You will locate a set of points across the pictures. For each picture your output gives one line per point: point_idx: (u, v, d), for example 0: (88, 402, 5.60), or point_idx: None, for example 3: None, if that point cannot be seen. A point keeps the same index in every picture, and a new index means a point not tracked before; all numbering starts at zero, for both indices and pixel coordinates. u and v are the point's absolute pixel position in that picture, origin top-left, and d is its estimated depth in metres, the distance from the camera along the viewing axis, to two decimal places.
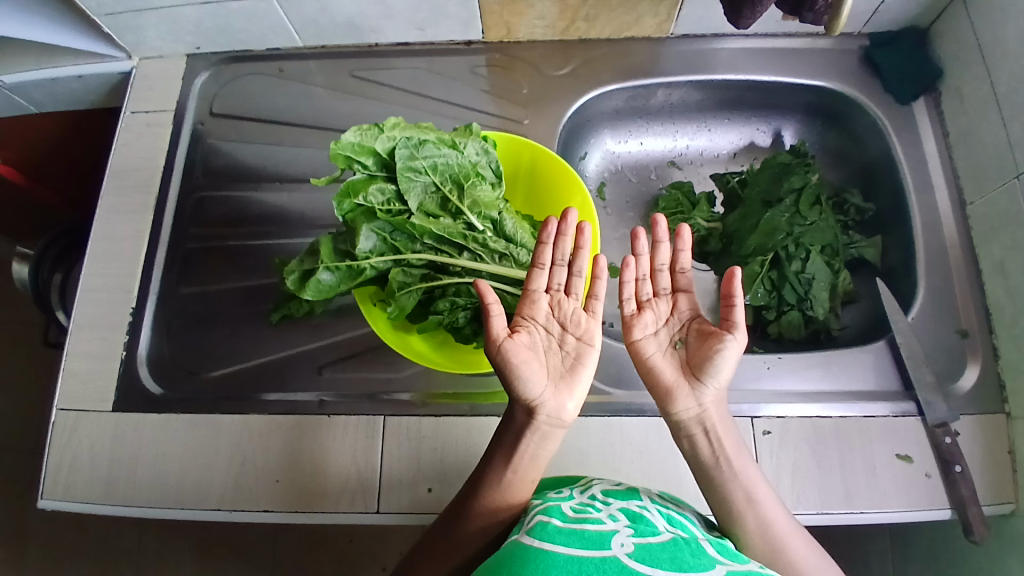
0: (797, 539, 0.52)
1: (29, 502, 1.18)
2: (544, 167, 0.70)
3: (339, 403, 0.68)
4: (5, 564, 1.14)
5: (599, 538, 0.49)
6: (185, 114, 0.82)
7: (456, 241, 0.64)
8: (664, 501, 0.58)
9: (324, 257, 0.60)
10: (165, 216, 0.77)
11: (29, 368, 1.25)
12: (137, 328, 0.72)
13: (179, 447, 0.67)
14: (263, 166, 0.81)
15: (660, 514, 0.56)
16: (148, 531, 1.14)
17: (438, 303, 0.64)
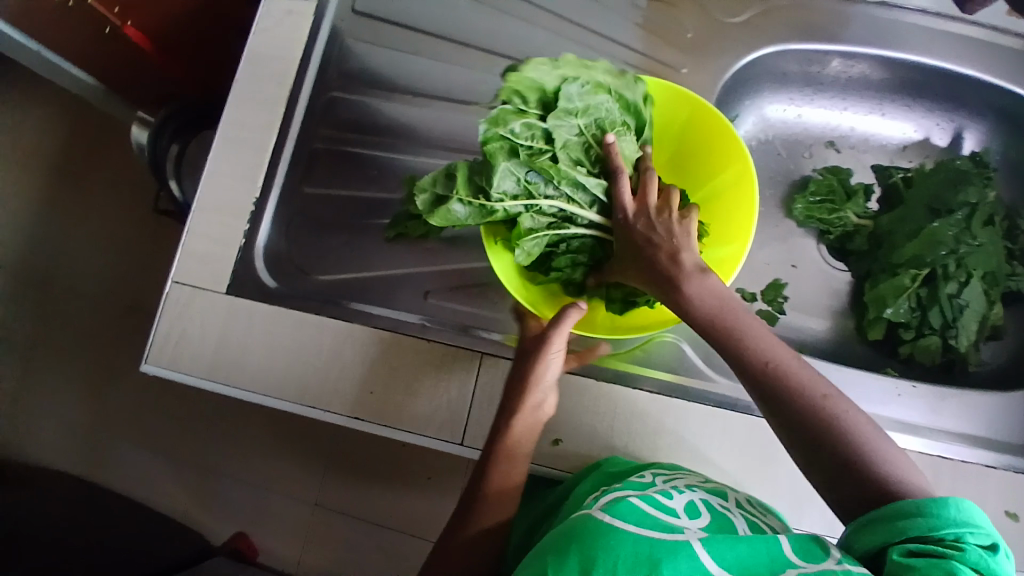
0: (880, 454, 0.45)
1: (125, 349, 1.29)
2: (699, 130, 0.66)
3: (440, 330, 0.68)
4: (103, 397, 1.28)
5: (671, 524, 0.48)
6: (328, 5, 0.78)
7: (595, 196, 0.61)
8: (751, 511, 0.56)
9: (460, 188, 0.58)
10: (297, 111, 0.76)
11: (136, 227, 1.33)
12: (259, 218, 0.73)
13: (283, 340, 0.69)
14: (396, 75, 0.78)
15: (744, 520, 0.54)
16: (224, 397, 1.24)
17: (558, 257, 0.62)
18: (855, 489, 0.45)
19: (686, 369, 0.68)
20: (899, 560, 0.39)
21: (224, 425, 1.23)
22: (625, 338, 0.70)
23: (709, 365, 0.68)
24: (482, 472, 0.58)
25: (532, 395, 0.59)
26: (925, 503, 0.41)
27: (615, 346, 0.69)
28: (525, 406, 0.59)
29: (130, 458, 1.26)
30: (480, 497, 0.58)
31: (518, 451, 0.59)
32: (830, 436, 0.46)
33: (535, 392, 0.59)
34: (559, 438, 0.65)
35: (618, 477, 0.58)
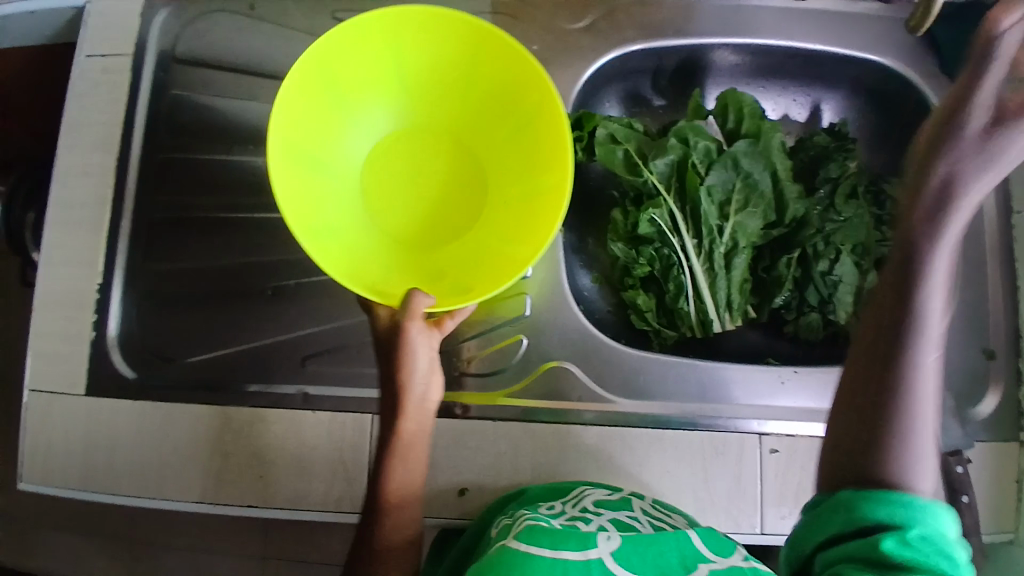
0: None
1: None
2: (487, 67, 0.59)
3: (326, 398, 0.64)
4: None
5: (586, 537, 0.48)
6: (146, 58, 0.70)
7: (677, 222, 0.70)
8: (655, 513, 0.57)
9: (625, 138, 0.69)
10: (128, 178, 0.68)
11: None
12: (105, 307, 0.66)
13: (158, 436, 0.64)
14: (237, 124, 0.71)
15: (652, 525, 0.55)
16: None
17: (641, 263, 0.70)
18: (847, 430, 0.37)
19: (581, 395, 0.67)
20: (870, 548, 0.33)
21: None
22: (516, 373, 0.67)
23: (602, 385, 0.67)
24: (378, 512, 0.56)
25: (411, 407, 0.56)
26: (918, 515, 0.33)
27: (508, 383, 0.67)
28: (411, 422, 0.56)
29: None
30: (381, 540, 0.55)
31: (406, 480, 0.56)
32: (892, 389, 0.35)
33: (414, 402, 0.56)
34: (465, 487, 0.65)
35: (527, 505, 0.59)
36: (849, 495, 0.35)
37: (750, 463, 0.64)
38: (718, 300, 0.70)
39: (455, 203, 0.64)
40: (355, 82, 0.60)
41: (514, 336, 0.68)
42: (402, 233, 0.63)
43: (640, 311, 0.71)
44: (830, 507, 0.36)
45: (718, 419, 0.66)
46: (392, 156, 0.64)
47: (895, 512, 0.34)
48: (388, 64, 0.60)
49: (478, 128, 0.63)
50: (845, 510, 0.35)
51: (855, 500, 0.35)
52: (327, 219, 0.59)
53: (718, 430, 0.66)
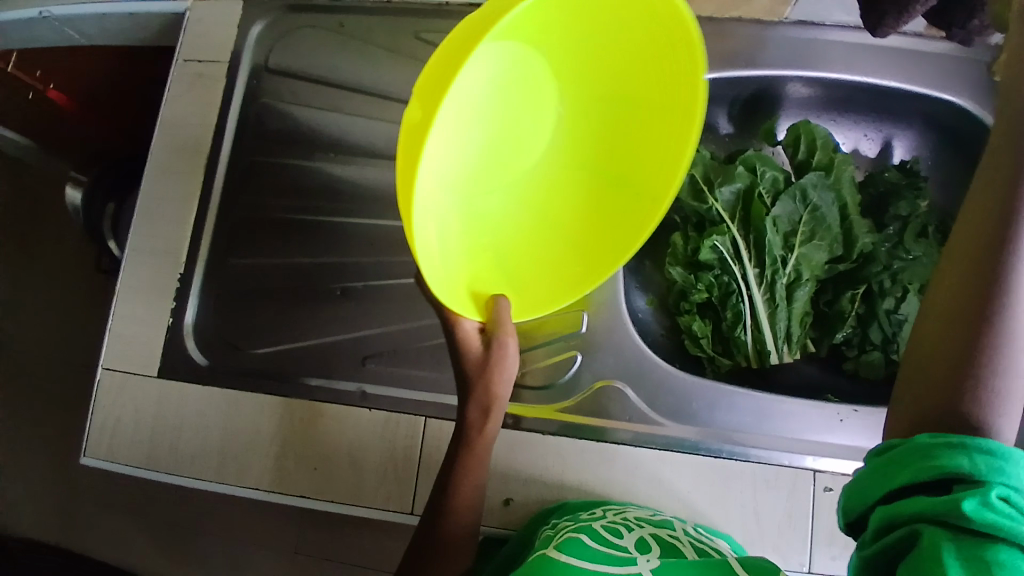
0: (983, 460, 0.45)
1: None
2: (658, 63, 0.50)
3: (381, 397, 0.66)
4: None
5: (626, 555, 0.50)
6: (240, 67, 0.75)
7: (740, 250, 0.70)
8: (697, 535, 0.59)
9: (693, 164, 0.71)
10: (215, 177, 0.73)
11: None
12: (184, 295, 0.71)
13: (221, 421, 0.67)
14: (315, 132, 0.75)
15: (693, 545, 0.56)
16: None
17: (699, 288, 0.70)
18: (931, 364, 0.36)
19: (626, 414, 0.67)
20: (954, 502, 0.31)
21: None
22: (567, 388, 0.68)
23: (652, 407, 0.67)
24: (433, 521, 0.54)
25: (479, 422, 0.55)
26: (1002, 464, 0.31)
27: (558, 397, 0.68)
28: (478, 439, 0.55)
29: None
30: (431, 551, 0.53)
31: (465, 496, 0.54)
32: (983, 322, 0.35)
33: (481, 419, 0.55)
34: (510, 497, 0.65)
35: (568, 513, 0.61)
36: (926, 443, 0.33)
37: (802, 501, 0.63)
38: (776, 331, 0.70)
39: (553, 176, 0.57)
40: (526, 24, 0.47)
41: (567, 352, 0.69)
42: (490, 190, 0.55)
43: (696, 337, 0.70)
44: (902, 454, 0.34)
45: (769, 451, 0.65)
46: (505, 98, 0.52)
47: (978, 461, 0.31)
48: (568, 17, 0.48)
49: (615, 105, 0.54)
50: (919, 456, 0.33)
51: (932, 449, 0.33)
52: (444, 159, 0.47)
53: (770, 463, 0.65)
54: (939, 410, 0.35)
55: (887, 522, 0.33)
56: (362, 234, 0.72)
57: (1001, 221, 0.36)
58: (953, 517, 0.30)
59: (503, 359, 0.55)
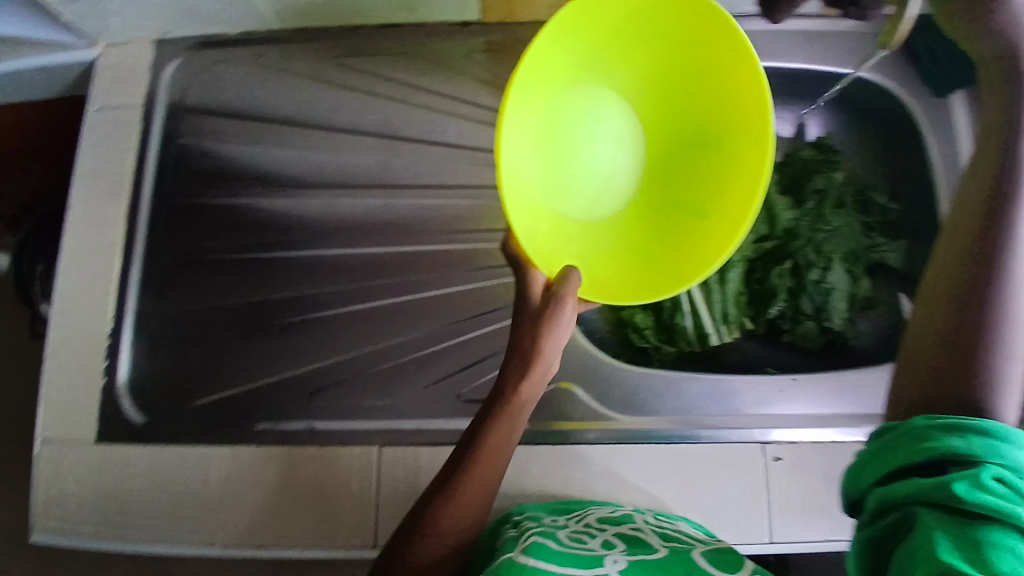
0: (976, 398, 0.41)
1: None
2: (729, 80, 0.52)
3: (330, 432, 0.65)
4: None
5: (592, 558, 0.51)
6: (154, 110, 0.73)
7: None
8: (658, 525, 0.61)
9: None
10: (139, 227, 0.71)
11: None
12: (116, 353, 0.68)
13: (168, 479, 0.64)
14: (238, 167, 0.72)
15: (655, 535, 0.58)
16: None
17: None
18: (928, 355, 0.37)
19: (585, 415, 0.69)
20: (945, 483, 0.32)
21: None
22: None
23: (606, 405, 0.69)
24: (411, 535, 0.45)
25: (502, 430, 0.47)
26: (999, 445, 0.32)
27: None
28: (490, 450, 0.46)
29: None
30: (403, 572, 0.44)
31: (459, 516, 0.45)
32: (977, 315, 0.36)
33: (504, 427, 0.47)
34: None
35: (530, 517, 0.61)
36: (921, 425, 0.34)
37: (752, 474, 0.66)
38: (713, 313, 0.72)
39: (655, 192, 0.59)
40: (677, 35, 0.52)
41: None
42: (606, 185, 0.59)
43: (639, 329, 0.72)
44: (897, 435, 0.35)
45: (719, 433, 0.68)
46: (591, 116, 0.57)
47: (974, 441, 0.33)
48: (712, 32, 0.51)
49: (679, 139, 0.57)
50: (912, 439, 0.34)
51: (926, 430, 0.34)
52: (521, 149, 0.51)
53: (722, 442, 0.68)
54: (927, 398, 0.36)
55: (884, 502, 0.34)
56: (297, 266, 0.70)
57: (984, 210, 0.37)
58: (943, 498, 0.32)
59: (542, 354, 0.48)
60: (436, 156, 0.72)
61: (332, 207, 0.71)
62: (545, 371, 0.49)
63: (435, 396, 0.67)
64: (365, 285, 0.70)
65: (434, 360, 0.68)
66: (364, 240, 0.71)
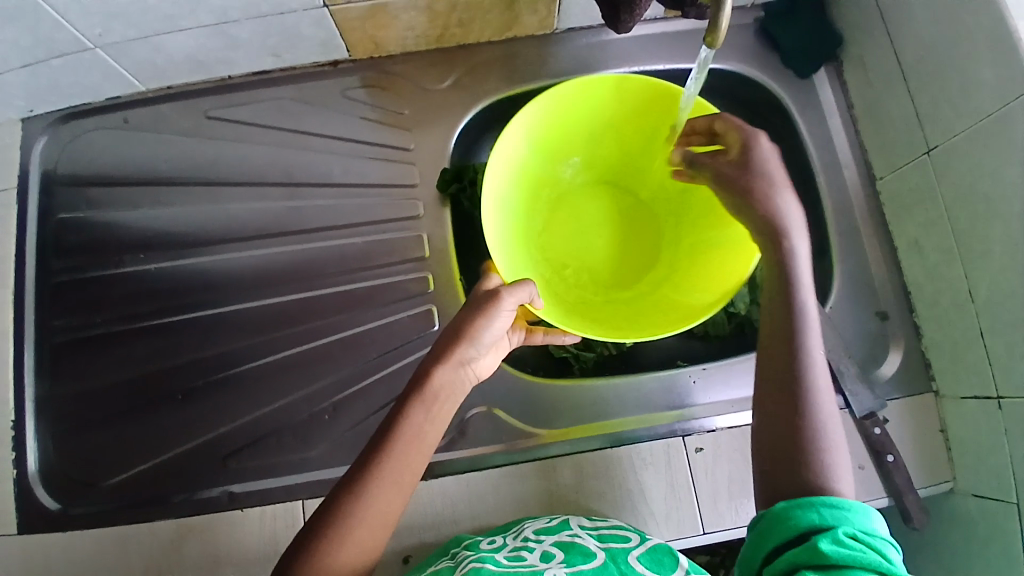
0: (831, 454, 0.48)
1: None
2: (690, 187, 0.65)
3: (250, 493, 0.64)
4: None
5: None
6: (30, 189, 0.71)
7: None
8: (594, 525, 0.60)
9: None
10: (27, 310, 0.69)
11: None
12: (21, 443, 0.66)
13: (87, 568, 0.61)
14: (127, 235, 0.71)
15: (591, 535, 0.58)
16: None
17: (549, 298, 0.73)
18: (776, 450, 0.49)
19: (510, 435, 0.69)
20: (813, 548, 0.41)
21: None
22: None
23: (527, 421, 0.70)
24: (326, 529, 0.49)
25: (416, 421, 0.52)
26: (842, 510, 0.43)
27: None
28: (405, 439, 0.51)
29: None
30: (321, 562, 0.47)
31: (373, 504, 0.50)
32: (801, 414, 0.49)
33: (421, 416, 0.52)
34: (408, 554, 0.64)
35: (466, 545, 0.59)
36: (783, 506, 0.45)
37: (674, 469, 0.66)
38: None
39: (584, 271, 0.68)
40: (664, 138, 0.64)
41: None
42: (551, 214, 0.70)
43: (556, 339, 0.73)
44: (769, 519, 0.45)
45: (639, 431, 0.69)
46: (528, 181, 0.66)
47: (821, 511, 0.44)
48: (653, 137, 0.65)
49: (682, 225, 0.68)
50: (783, 517, 0.44)
51: (787, 510, 0.45)
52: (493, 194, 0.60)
53: (642, 441, 0.68)
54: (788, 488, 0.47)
55: (775, 574, 0.43)
56: (201, 325, 0.70)
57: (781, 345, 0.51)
58: (815, 559, 0.41)
59: (458, 349, 0.53)
60: (326, 197, 0.72)
61: (229, 259, 0.71)
62: (460, 364, 0.53)
63: (352, 437, 0.66)
64: (270, 336, 0.70)
65: (349, 402, 0.68)
66: (265, 291, 0.71)
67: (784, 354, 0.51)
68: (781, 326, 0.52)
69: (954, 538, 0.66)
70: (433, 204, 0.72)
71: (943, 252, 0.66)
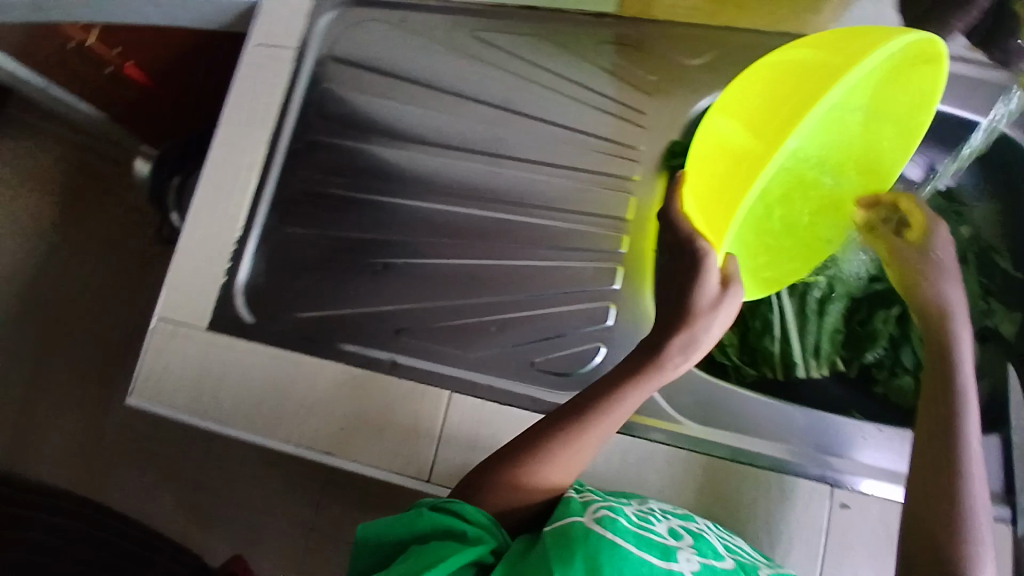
0: (983, 557, 0.45)
1: (76, 389, 1.17)
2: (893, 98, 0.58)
3: (410, 367, 0.71)
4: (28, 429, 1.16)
5: (664, 549, 0.46)
6: (308, 53, 0.80)
7: None
8: (722, 531, 0.56)
9: None
10: (277, 154, 0.78)
11: (97, 262, 1.21)
12: (239, 256, 0.76)
13: (261, 377, 0.71)
14: (371, 116, 0.79)
15: (719, 540, 0.54)
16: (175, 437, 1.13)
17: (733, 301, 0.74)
18: (926, 532, 0.47)
19: (653, 413, 0.68)
20: None
21: (197, 459, 1.11)
22: (587, 378, 0.69)
23: (675, 408, 0.68)
24: (510, 464, 0.53)
25: (630, 401, 0.56)
26: None
27: (578, 385, 0.69)
28: (605, 420, 0.55)
29: (124, 488, 1.11)
30: (525, 500, 0.52)
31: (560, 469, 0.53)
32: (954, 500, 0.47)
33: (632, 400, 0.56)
34: None
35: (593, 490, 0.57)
36: None
37: (813, 514, 0.63)
38: (804, 345, 0.71)
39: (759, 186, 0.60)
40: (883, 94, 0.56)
41: (592, 343, 0.70)
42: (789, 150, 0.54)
43: (722, 345, 0.72)
44: None
45: (786, 461, 0.66)
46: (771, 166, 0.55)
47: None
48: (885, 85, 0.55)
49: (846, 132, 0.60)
50: None
51: None
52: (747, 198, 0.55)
53: (784, 471, 0.65)
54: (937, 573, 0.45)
55: None
56: (407, 213, 0.76)
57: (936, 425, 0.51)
58: None
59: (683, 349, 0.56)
60: (554, 136, 0.76)
61: (452, 163, 0.77)
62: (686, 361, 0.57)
63: (508, 355, 0.71)
64: (461, 243, 0.75)
65: (515, 324, 0.72)
66: (473, 201, 0.76)
67: (938, 438, 0.51)
68: (937, 404, 0.52)
69: None
70: (651, 171, 0.73)
71: None
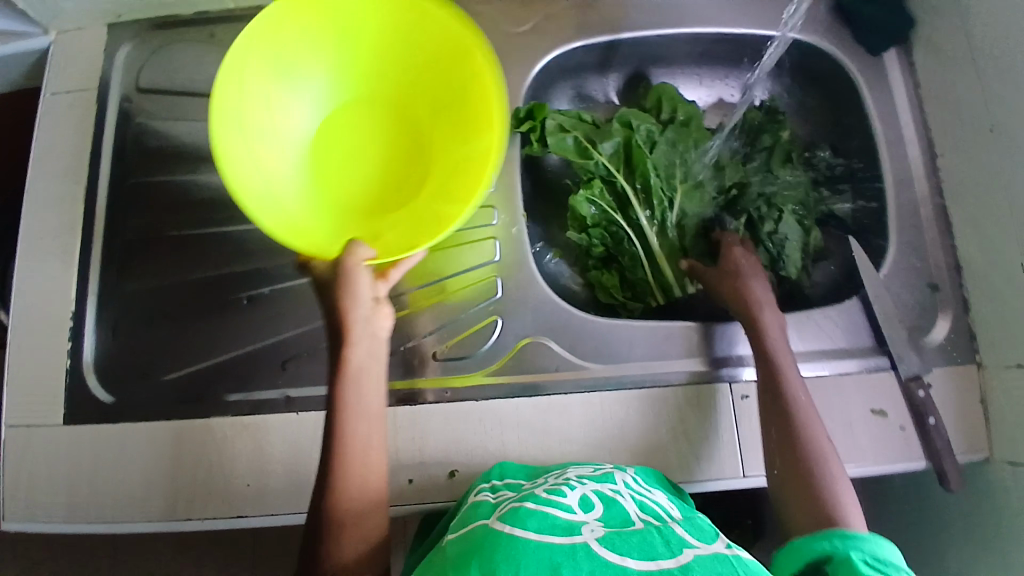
0: (839, 489, 0.54)
1: None
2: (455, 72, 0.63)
3: (307, 398, 0.65)
4: None
5: (563, 525, 0.42)
6: (110, 91, 0.73)
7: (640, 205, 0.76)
8: (638, 488, 0.52)
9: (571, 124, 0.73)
10: (98, 209, 0.70)
11: None
12: (80, 331, 0.67)
13: (140, 457, 0.63)
14: (199, 145, 0.73)
15: (634, 499, 0.49)
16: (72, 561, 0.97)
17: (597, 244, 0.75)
18: (790, 488, 0.56)
19: (558, 366, 0.68)
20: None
21: None
22: (489, 355, 0.68)
23: (577, 353, 0.68)
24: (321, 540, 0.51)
25: (352, 394, 0.55)
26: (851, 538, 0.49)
27: (484, 363, 0.68)
28: (347, 424, 0.54)
29: None
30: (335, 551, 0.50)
31: (349, 497, 0.52)
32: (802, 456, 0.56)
33: (353, 390, 0.56)
34: (454, 469, 0.64)
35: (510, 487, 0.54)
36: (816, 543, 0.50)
37: (723, 414, 0.65)
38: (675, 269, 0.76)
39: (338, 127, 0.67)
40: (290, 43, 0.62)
41: (488, 318, 0.69)
42: (295, 142, 0.66)
43: (606, 287, 0.76)
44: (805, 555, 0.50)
45: (690, 374, 0.68)
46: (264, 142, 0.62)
47: (834, 541, 0.49)
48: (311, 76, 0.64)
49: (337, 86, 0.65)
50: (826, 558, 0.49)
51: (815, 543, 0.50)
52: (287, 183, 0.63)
53: (688, 383, 0.67)
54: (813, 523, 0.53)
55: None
56: (266, 239, 0.71)
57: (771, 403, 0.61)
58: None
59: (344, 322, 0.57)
60: None
61: None
62: (369, 321, 0.58)
63: (412, 353, 0.68)
64: None
65: (410, 321, 0.69)
66: None
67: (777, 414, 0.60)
68: (770, 386, 0.61)
69: (988, 507, 0.68)
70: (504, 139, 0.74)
71: (999, 224, 0.68)
